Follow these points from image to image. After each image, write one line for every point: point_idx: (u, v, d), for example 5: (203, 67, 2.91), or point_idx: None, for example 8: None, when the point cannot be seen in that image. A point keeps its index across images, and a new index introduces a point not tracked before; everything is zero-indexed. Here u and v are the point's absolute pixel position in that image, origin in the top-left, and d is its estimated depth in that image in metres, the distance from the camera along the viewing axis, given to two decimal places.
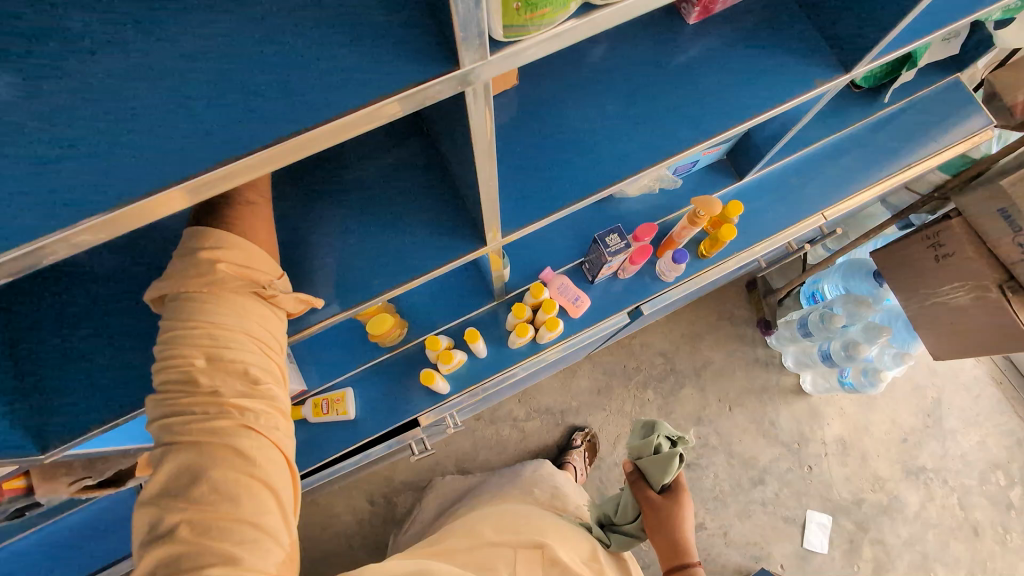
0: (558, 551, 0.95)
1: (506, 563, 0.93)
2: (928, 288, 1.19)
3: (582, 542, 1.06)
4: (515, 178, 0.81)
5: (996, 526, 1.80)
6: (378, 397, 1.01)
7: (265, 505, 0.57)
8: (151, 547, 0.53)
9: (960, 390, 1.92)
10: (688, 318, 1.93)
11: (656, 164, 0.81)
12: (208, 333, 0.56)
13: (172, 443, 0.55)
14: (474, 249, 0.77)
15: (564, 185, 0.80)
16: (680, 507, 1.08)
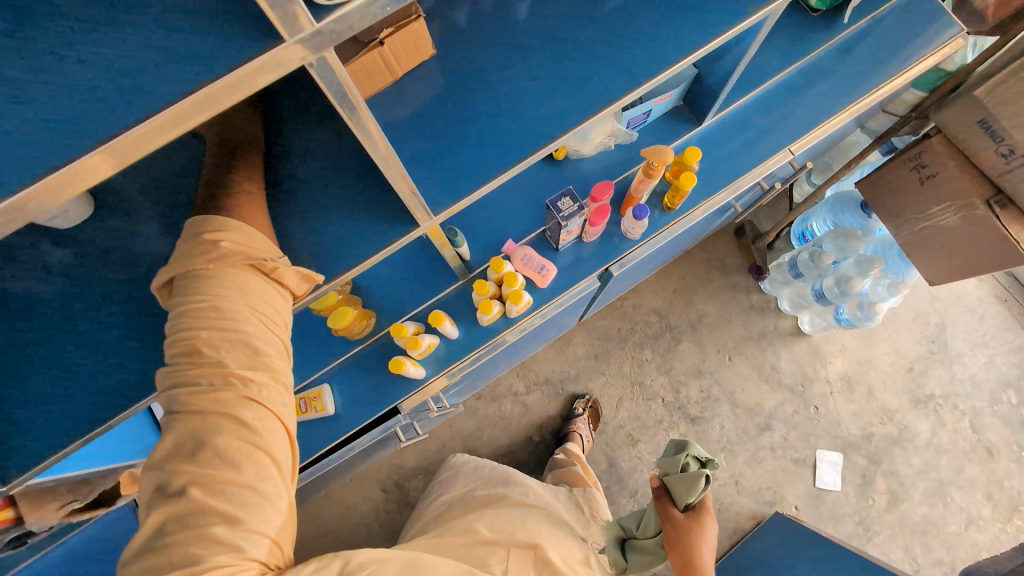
0: (551, 552, 1.02)
1: (497, 560, 0.98)
2: (919, 214, 1.48)
3: (573, 550, 1.07)
4: (441, 161, 0.79)
5: (1010, 445, 1.91)
6: (354, 390, 1.10)
7: (266, 472, 0.64)
8: (159, 504, 0.61)
9: (965, 313, 2.01)
10: (678, 274, 2.07)
11: (589, 118, 0.78)
12: (214, 306, 0.63)
13: (180, 411, 0.63)
14: (408, 231, 0.81)
15: (494, 153, 0.79)
16: (702, 528, 1.05)
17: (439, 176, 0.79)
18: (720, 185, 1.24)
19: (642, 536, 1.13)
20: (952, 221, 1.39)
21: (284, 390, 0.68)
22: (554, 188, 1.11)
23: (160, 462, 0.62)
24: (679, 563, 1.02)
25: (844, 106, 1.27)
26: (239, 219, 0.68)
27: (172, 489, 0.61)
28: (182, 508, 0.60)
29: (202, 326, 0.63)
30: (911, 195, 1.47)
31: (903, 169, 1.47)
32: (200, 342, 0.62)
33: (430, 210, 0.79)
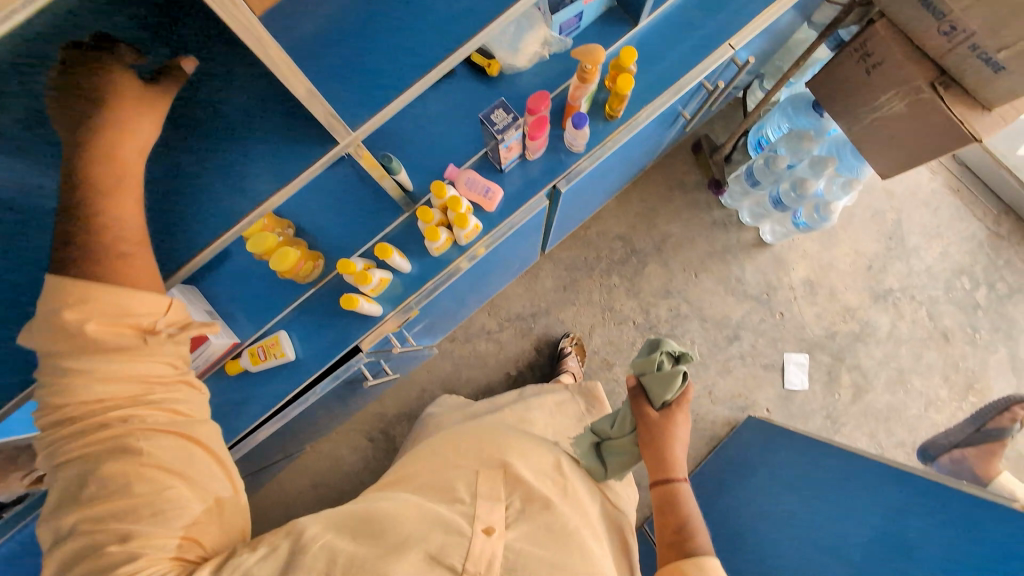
0: (520, 469, 1.03)
1: (466, 486, 0.97)
2: (868, 106, 1.47)
3: (540, 458, 1.09)
4: (355, 76, 0.75)
5: (964, 328, 1.99)
6: (312, 334, 1.09)
7: (161, 482, 0.74)
8: (60, 545, 0.71)
9: (920, 206, 2.05)
10: (640, 197, 2.06)
11: (502, 16, 0.75)
12: (80, 365, 0.72)
13: (63, 464, 0.73)
14: (329, 148, 0.80)
15: (407, 61, 0.75)
16: (675, 427, 1.09)
17: (355, 91, 0.75)
18: (664, 90, 1.13)
19: (619, 436, 1.17)
20: (900, 109, 1.39)
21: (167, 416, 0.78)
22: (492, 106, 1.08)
23: (54, 510, 0.72)
24: (653, 462, 1.08)
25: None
26: (101, 272, 0.72)
27: (67, 528, 0.71)
28: (82, 541, 0.70)
29: (73, 379, 0.72)
30: (861, 86, 1.46)
31: (851, 61, 1.45)
32: (66, 403, 0.72)
33: (348, 125, 0.77)
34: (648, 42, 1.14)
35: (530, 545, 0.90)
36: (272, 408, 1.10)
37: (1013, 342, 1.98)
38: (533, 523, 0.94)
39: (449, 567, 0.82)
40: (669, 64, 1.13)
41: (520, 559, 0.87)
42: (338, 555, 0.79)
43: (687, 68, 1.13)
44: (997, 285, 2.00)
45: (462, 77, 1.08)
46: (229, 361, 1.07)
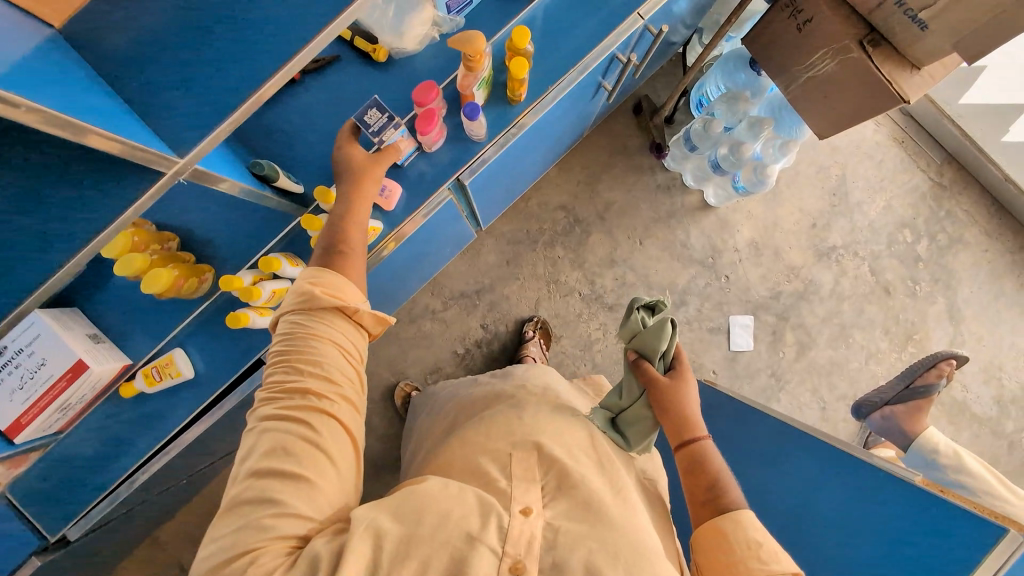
0: (550, 446, 0.88)
1: (498, 468, 0.85)
2: (801, 67, 1.40)
3: (570, 429, 0.95)
4: (176, 98, 0.70)
5: (905, 281, 2.00)
6: (212, 348, 1.04)
7: (331, 460, 0.72)
8: (243, 496, 0.68)
9: (864, 160, 2.01)
10: (580, 164, 2.00)
11: (326, 30, 0.69)
12: (323, 345, 0.78)
13: (265, 431, 0.72)
14: (155, 181, 0.70)
15: (229, 80, 0.70)
16: (687, 386, 0.98)
17: (184, 114, 0.71)
18: (568, 69, 1.05)
19: (631, 403, 1.03)
20: (832, 68, 1.32)
21: (353, 414, 0.78)
22: (383, 95, 1.00)
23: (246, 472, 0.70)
24: (671, 425, 0.94)
25: None
26: (335, 276, 0.84)
27: (259, 477, 0.69)
28: (266, 483, 0.68)
29: (319, 341, 0.79)
30: (794, 46, 1.38)
31: (783, 19, 1.37)
32: (344, 357, 0.80)
33: (170, 153, 0.70)
34: (552, 14, 1.05)
35: (571, 524, 0.78)
36: (176, 427, 1.06)
37: (952, 292, 2.00)
38: (573, 501, 0.81)
39: (489, 550, 0.71)
40: (576, 38, 1.05)
41: (561, 536, 0.76)
42: (385, 540, 0.69)
43: (593, 42, 1.05)
44: (938, 236, 2.00)
45: (349, 62, 1.00)
46: (123, 384, 1.01)
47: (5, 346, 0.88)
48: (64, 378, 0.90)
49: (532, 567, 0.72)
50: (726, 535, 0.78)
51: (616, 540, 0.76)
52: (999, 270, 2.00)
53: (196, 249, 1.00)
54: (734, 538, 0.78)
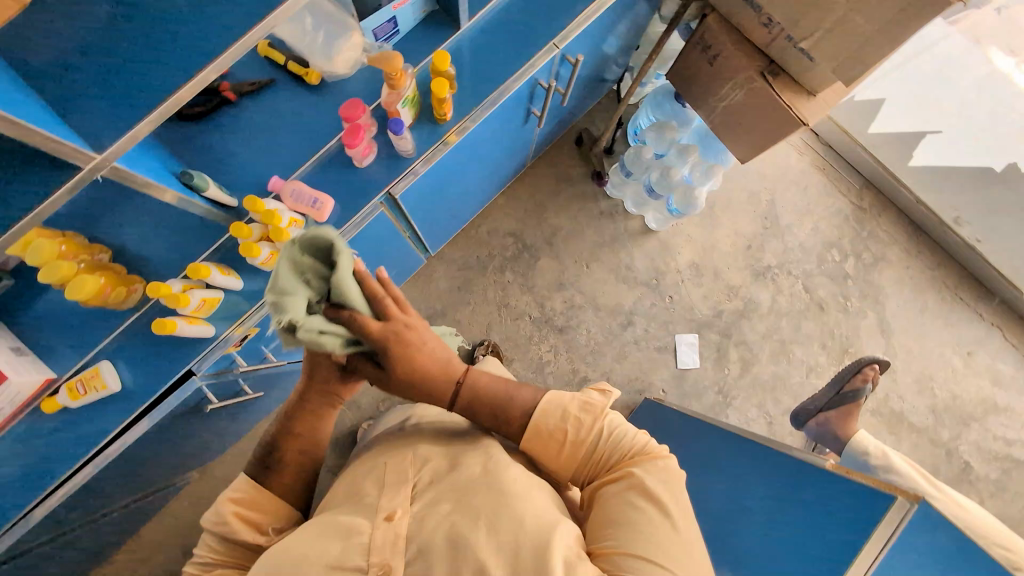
0: (422, 448, 0.94)
1: (372, 483, 0.89)
2: (716, 97, 1.53)
3: (449, 423, 1.01)
4: (100, 92, 0.77)
5: (837, 298, 2.11)
6: (142, 362, 1.05)
7: None
8: None
9: (790, 186, 2.16)
10: (527, 193, 2.09)
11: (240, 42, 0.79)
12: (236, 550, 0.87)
13: None
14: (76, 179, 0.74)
15: (151, 79, 0.78)
16: (417, 354, 0.87)
17: (105, 103, 0.78)
18: (491, 91, 1.12)
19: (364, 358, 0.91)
20: (740, 97, 1.45)
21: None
22: (315, 115, 1.06)
23: None
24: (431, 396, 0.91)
25: None
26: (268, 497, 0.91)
27: None
28: None
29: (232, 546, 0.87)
30: (707, 78, 1.52)
31: (695, 54, 1.51)
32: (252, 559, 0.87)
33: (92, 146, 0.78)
34: (476, 43, 1.14)
35: (441, 507, 0.82)
36: (102, 442, 1.04)
37: (880, 307, 2.11)
38: (441, 488, 0.85)
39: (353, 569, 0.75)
40: (498, 64, 1.13)
41: (425, 524, 0.80)
42: None
43: (513, 66, 1.13)
44: (864, 254, 2.14)
45: (284, 85, 1.06)
46: (45, 398, 0.99)
47: None
48: None
49: (399, 565, 0.76)
50: (542, 436, 0.88)
51: (478, 499, 0.80)
52: (922, 285, 2.13)
53: (129, 261, 1.03)
54: (552, 434, 0.88)
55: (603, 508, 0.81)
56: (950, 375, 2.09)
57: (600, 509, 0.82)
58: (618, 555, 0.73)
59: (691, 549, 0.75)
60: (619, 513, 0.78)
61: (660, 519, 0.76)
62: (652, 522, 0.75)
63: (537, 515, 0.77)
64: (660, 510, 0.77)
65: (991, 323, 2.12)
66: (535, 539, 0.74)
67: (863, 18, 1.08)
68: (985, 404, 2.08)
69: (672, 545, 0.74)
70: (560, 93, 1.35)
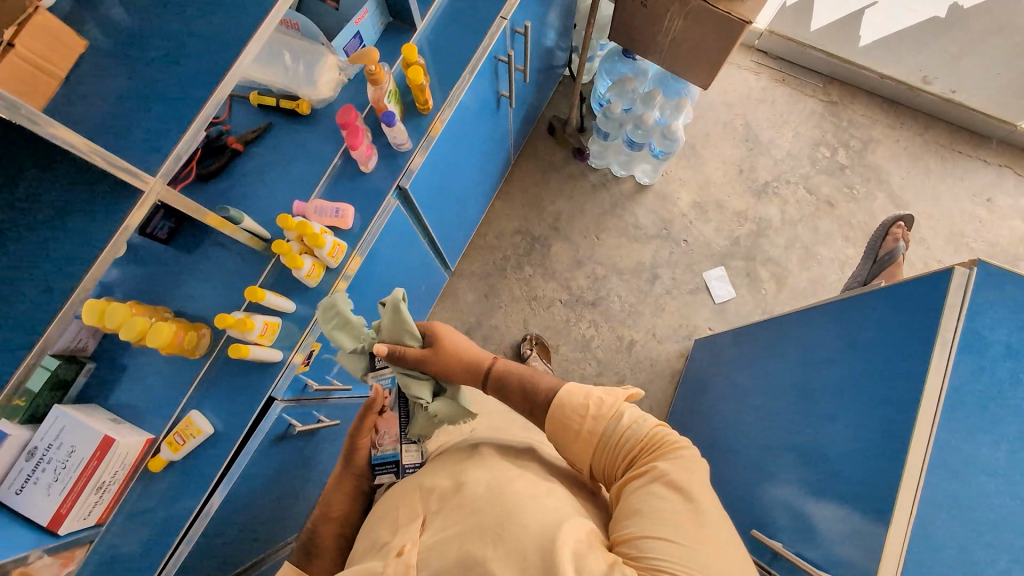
0: (428, 480, 0.96)
1: (388, 529, 0.92)
2: (661, 33, 1.64)
3: (459, 450, 1.02)
4: (136, 128, 0.80)
5: (842, 190, 2.15)
6: (226, 404, 1.11)
7: None
8: None
9: (759, 105, 2.25)
10: (519, 191, 2.20)
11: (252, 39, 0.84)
12: None
13: None
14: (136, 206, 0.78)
15: (174, 105, 0.81)
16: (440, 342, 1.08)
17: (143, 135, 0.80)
18: (460, 73, 1.24)
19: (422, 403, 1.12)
20: (682, 24, 1.56)
21: None
22: (315, 140, 1.17)
23: None
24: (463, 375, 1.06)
25: None
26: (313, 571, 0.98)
27: None
28: None
29: None
30: (647, 19, 1.63)
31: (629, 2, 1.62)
32: None
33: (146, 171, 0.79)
34: (434, 40, 1.27)
35: (448, 532, 0.83)
36: (209, 491, 1.09)
37: (887, 185, 2.14)
38: (449, 512, 0.86)
39: None
40: (459, 50, 1.25)
41: (436, 551, 0.82)
42: None
43: (473, 47, 1.25)
44: (851, 143, 2.19)
45: (281, 124, 1.18)
46: (150, 459, 1.07)
47: (36, 446, 0.95)
48: (93, 458, 0.97)
49: None
50: (565, 409, 0.91)
51: (483, 516, 0.81)
52: (917, 152, 2.17)
53: (190, 316, 1.11)
54: (575, 413, 0.91)
55: (626, 501, 0.81)
56: (979, 225, 2.08)
57: (623, 503, 0.82)
58: (642, 541, 0.73)
59: (718, 531, 0.74)
60: (642, 504, 0.78)
61: (683, 507, 0.75)
62: (677, 511, 0.75)
63: (541, 520, 0.77)
64: (685, 498, 0.76)
65: (998, 165, 2.14)
66: (541, 541, 0.74)
67: None
68: None
69: (697, 530, 0.73)
70: (519, 68, 1.47)
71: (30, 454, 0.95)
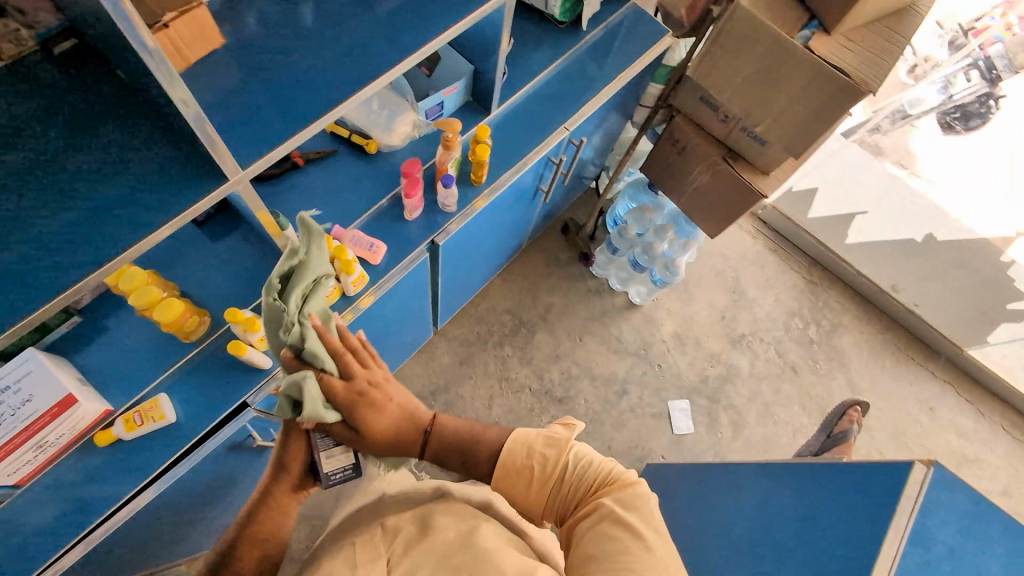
0: (390, 520, 0.99)
1: (343, 564, 0.88)
2: (687, 179, 1.83)
3: (416, 496, 1.09)
4: (240, 125, 0.86)
5: (807, 361, 2.32)
6: (197, 398, 1.09)
7: None
8: None
9: (751, 264, 2.47)
10: (521, 274, 2.30)
11: (369, 83, 0.92)
12: None
13: None
14: (214, 187, 0.82)
15: (280, 117, 0.87)
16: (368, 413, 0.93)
17: (245, 133, 0.86)
18: (513, 163, 1.36)
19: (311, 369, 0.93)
20: (707, 179, 1.76)
21: None
22: (371, 178, 1.25)
23: None
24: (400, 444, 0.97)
25: (599, 93, 1.47)
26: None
27: None
28: None
29: None
30: (678, 165, 1.82)
31: (666, 147, 1.82)
32: None
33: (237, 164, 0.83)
34: (501, 127, 1.40)
35: (420, 572, 0.85)
36: (144, 482, 1.04)
37: (847, 369, 2.32)
38: (419, 552, 0.89)
39: None
40: (520, 143, 1.39)
41: None
42: None
43: (533, 144, 1.39)
44: (823, 322, 2.39)
45: (345, 154, 1.26)
46: (98, 431, 1.03)
47: None
48: (47, 413, 0.92)
49: None
50: (511, 469, 0.93)
51: (460, 561, 0.86)
52: (878, 348, 2.37)
53: (195, 301, 1.11)
54: (521, 461, 0.93)
55: (581, 547, 0.83)
56: (919, 429, 2.25)
57: (577, 548, 0.83)
58: None
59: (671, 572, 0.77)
60: (595, 547, 0.80)
61: (636, 546, 0.78)
62: (629, 550, 0.77)
63: (518, 569, 0.85)
64: (635, 534, 0.79)
65: (945, 381, 2.34)
66: None
67: (798, 109, 1.40)
68: (957, 456, 2.21)
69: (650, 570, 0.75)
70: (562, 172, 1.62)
71: None
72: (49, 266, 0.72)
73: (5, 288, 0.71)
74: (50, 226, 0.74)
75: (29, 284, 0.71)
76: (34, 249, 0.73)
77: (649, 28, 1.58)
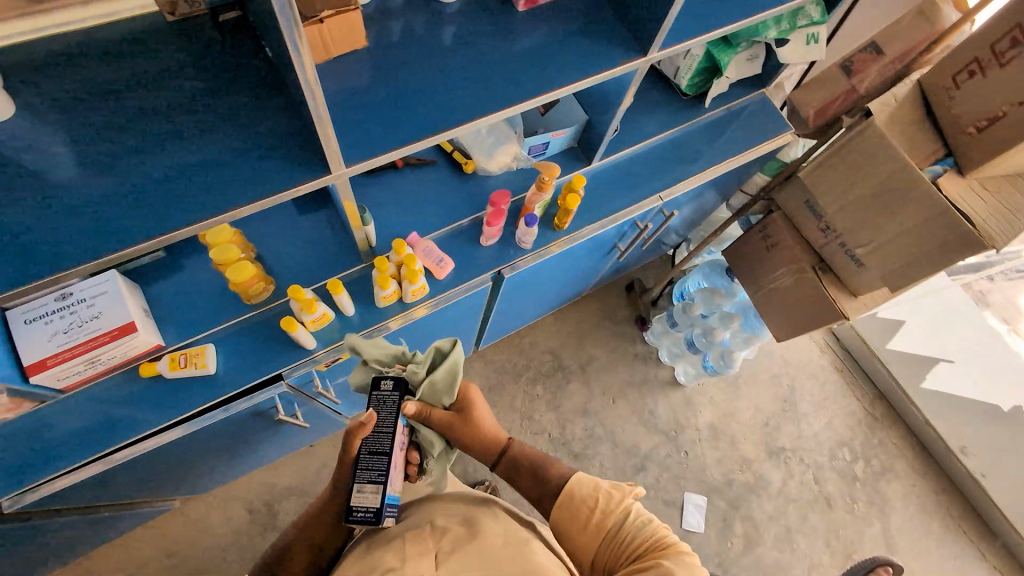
0: (439, 521, 0.99)
1: (394, 555, 0.90)
2: (768, 277, 1.74)
3: (465, 498, 1.06)
4: (357, 124, 0.89)
5: (845, 497, 2.14)
6: (240, 357, 1.13)
7: None
8: None
9: (810, 377, 2.33)
10: (573, 319, 2.27)
11: (486, 115, 0.93)
12: None
13: None
14: (316, 177, 0.85)
15: (396, 125, 0.91)
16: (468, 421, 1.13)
17: (359, 132, 0.89)
18: (598, 218, 1.36)
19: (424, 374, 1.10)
20: (790, 283, 1.67)
21: None
22: (460, 195, 1.27)
23: None
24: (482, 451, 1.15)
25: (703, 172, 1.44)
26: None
27: None
28: None
29: None
30: (764, 261, 1.74)
31: (756, 240, 1.74)
32: None
33: (345, 161, 0.87)
34: (596, 180, 1.40)
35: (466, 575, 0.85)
36: (168, 422, 1.08)
37: (886, 519, 2.13)
38: (466, 555, 0.89)
39: None
40: (610, 200, 1.38)
41: None
42: None
43: (623, 205, 1.38)
44: (873, 461, 2.21)
45: (442, 166, 1.29)
46: (145, 362, 1.06)
47: (73, 293, 0.97)
48: (108, 334, 0.97)
49: None
50: (573, 502, 0.99)
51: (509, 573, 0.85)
52: (928, 508, 2.16)
53: (267, 266, 1.16)
54: (583, 504, 0.99)
55: None
56: None
57: None
58: None
59: None
60: None
61: None
62: None
63: None
64: None
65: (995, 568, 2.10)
66: None
67: (909, 242, 1.31)
68: None
69: None
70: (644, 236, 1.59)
71: (62, 296, 0.97)
72: (154, 208, 0.77)
73: (110, 219, 0.76)
74: (165, 172, 0.79)
75: (131, 221, 0.76)
76: (145, 189, 0.78)
77: (773, 120, 1.54)
